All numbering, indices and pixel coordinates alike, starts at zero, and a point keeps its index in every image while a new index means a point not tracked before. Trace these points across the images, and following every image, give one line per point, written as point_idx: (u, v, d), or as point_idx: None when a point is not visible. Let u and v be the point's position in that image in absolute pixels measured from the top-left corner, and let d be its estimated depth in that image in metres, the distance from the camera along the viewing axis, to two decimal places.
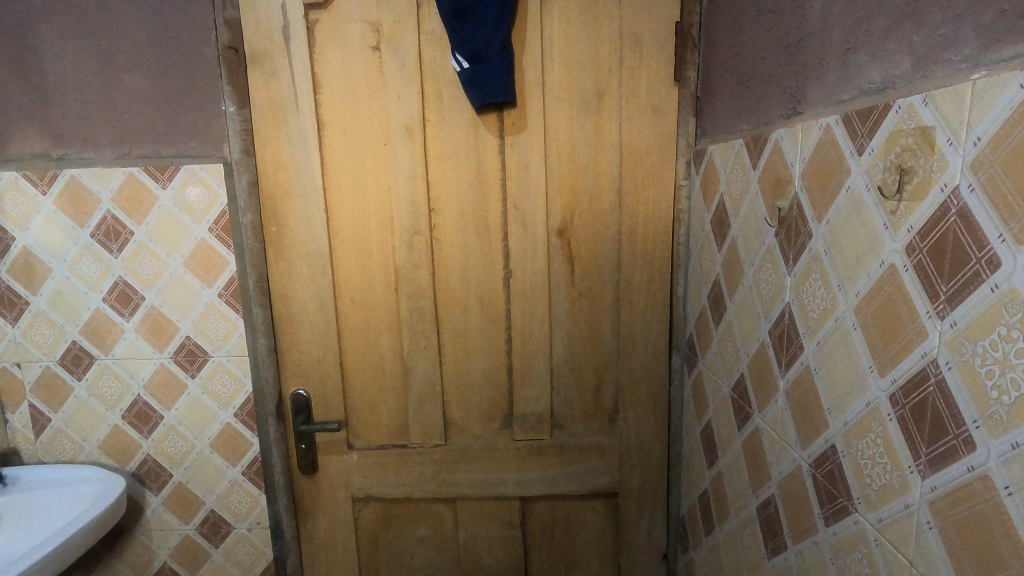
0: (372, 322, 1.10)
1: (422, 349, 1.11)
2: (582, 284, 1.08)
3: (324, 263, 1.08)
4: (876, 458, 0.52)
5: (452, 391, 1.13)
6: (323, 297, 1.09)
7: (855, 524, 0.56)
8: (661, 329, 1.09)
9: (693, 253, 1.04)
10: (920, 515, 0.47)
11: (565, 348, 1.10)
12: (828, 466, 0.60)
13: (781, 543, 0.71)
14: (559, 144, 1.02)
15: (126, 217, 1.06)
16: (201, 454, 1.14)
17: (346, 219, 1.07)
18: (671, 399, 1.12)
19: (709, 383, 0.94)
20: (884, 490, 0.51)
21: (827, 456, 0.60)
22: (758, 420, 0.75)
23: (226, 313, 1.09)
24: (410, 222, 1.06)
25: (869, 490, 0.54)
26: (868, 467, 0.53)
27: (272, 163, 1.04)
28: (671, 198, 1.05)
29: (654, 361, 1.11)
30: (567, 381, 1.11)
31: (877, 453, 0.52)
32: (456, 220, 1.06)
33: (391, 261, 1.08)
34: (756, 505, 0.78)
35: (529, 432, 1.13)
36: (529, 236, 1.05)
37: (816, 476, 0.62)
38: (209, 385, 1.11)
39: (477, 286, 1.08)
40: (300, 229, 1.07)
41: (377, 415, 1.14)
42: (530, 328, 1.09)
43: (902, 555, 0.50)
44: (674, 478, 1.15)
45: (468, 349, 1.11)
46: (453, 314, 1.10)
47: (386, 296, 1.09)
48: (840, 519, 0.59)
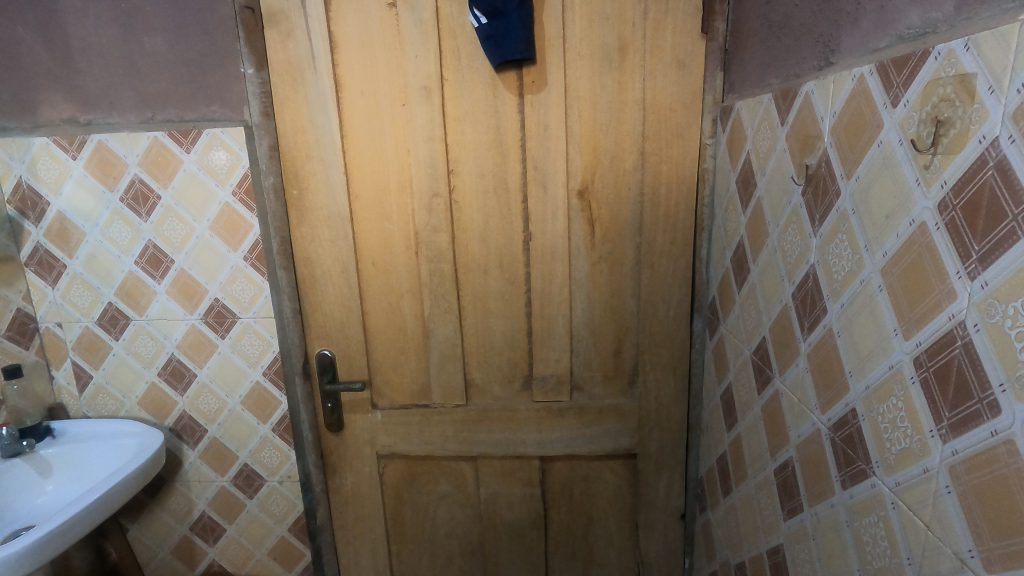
0: (394, 285, 1.12)
1: (443, 312, 1.12)
2: (603, 247, 1.06)
3: (346, 225, 1.09)
4: (897, 422, 0.51)
5: (473, 353, 1.14)
6: (345, 260, 1.11)
7: (872, 487, 0.55)
8: (683, 291, 1.07)
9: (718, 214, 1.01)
10: (939, 479, 0.46)
11: (585, 311, 1.09)
12: (847, 429, 0.59)
13: (797, 505, 0.71)
14: (580, 103, 1.00)
15: (153, 182, 1.08)
16: (233, 412, 1.19)
17: (366, 181, 1.07)
18: (691, 362, 1.11)
19: (731, 347, 0.93)
20: (904, 453, 0.51)
21: (847, 420, 0.59)
22: (779, 384, 0.74)
23: (251, 275, 1.11)
24: (429, 184, 1.05)
25: (887, 454, 0.53)
26: (888, 431, 0.52)
27: (292, 126, 1.05)
28: (696, 156, 1.01)
29: (676, 326, 1.09)
30: (586, 344, 1.11)
31: (898, 417, 0.51)
32: (476, 182, 1.05)
33: (412, 223, 1.08)
34: (773, 468, 0.77)
35: (548, 393, 1.14)
36: (550, 197, 1.04)
37: (835, 440, 0.61)
38: (238, 345, 1.15)
39: (497, 249, 1.08)
40: (321, 191, 1.07)
41: (400, 376, 1.17)
42: (550, 291, 1.08)
43: (919, 519, 0.49)
44: (693, 441, 1.15)
45: (489, 312, 1.11)
46: (473, 276, 1.10)
47: (407, 259, 1.10)
48: (857, 483, 0.58)
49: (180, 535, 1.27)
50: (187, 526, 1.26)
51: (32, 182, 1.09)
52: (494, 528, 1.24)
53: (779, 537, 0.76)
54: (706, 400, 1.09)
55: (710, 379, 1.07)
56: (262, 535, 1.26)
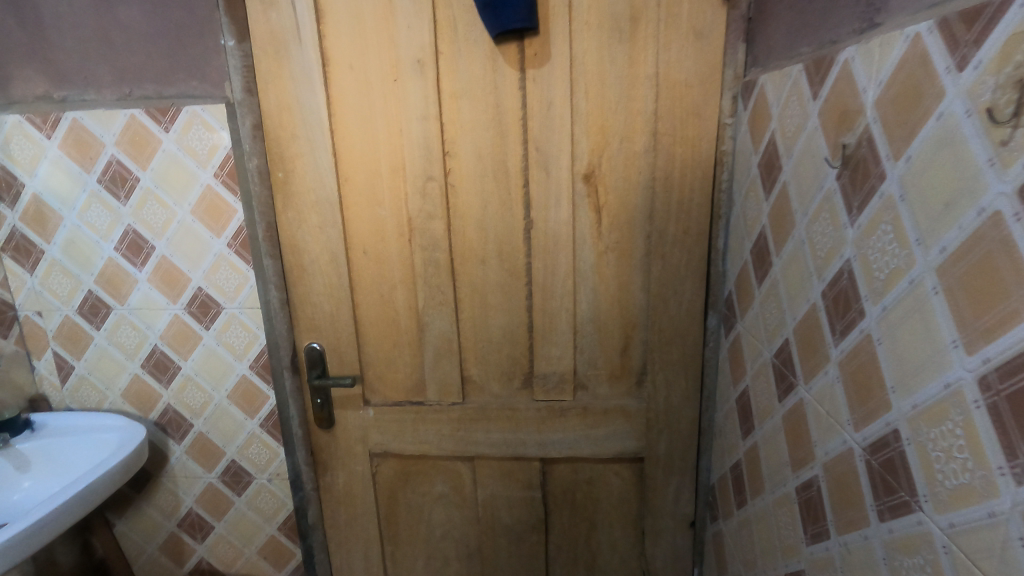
0: (386, 275, 1.05)
1: (438, 304, 1.05)
2: (610, 236, 0.98)
3: (335, 211, 1.02)
4: (952, 452, 0.43)
5: (470, 348, 1.07)
6: (334, 248, 1.04)
7: (919, 524, 0.48)
8: (697, 285, 0.98)
9: (737, 201, 0.91)
10: (1010, 527, 0.38)
11: (589, 305, 1.02)
12: (887, 453, 0.51)
13: (823, 530, 0.63)
14: (586, 78, 0.91)
15: (131, 163, 1.02)
16: (219, 406, 1.14)
17: (355, 164, 0.99)
18: (704, 361, 1.02)
19: (749, 348, 0.85)
20: (961, 490, 0.43)
21: (887, 442, 0.51)
22: (803, 393, 0.67)
23: (235, 263, 1.05)
24: (424, 167, 0.98)
25: (939, 489, 0.45)
26: (940, 462, 0.45)
27: (276, 103, 0.97)
28: (713, 138, 0.92)
29: (688, 323, 1.00)
30: (591, 340, 1.03)
31: (954, 446, 0.43)
32: (474, 165, 0.97)
33: (404, 208, 1.01)
34: (795, 486, 0.70)
35: (550, 392, 1.06)
36: (554, 182, 0.96)
37: (871, 463, 0.53)
38: (223, 337, 1.09)
39: (496, 237, 1.00)
40: (308, 174, 1.00)
41: (393, 372, 1.10)
42: (553, 283, 1.01)
43: (979, 570, 0.41)
44: (705, 446, 1.06)
45: (487, 305, 1.04)
46: (470, 267, 1.02)
47: (400, 248, 1.03)
48: (898, 516, 0.50)
49: (168, 531, 1.23)
50: (175, 522, 1.22)
51: (7, 162, 1.03)
52: (492, 531, 1.17)
53: (800, 562, 0.69)
54: (720, 401, 1.01)
55: (724, 380, 0.98)
56: (252, 533, 1.21)
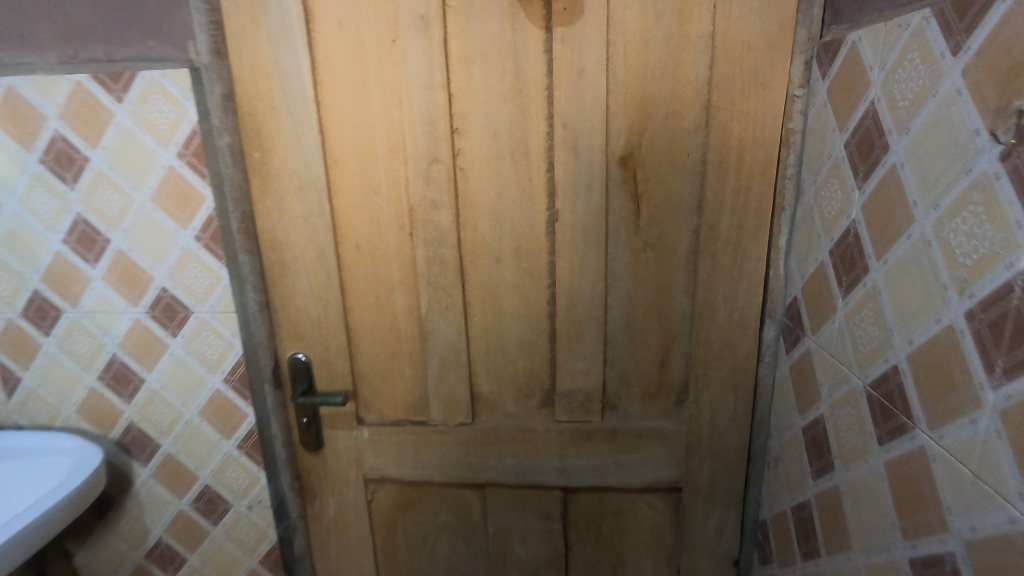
0: (383, 275, 0.89)
1: (444, 310, 0.89)
2: (650, 231, 0.82)
3: (321, 198, 0.86)
4: None
5: (481, 360, 0.92)
6: (321, 242, 0.88)
7: None
8: (752, 285, 0.82)
9: (810, 189, 0.74)
10: None
11: (623, 312, 0.86)
12: None
13: None
14: (626, 39, 0.75)
15: (79, 139, 0.85)
16: (189, 424, 0.98)
17: (346, 142, 0.83)
18: (756, 379, 0.86)
19: (825, 369, 0.70)
20: None
21: None
22: (925, 438, 0.52)
23: (205, 260, 0.89)
24: (428, 146, 0.82)
25: None
26: None
27: (251, 69, 0.81)
28: (778, 113, 0.75)
29: (740, 334, 0.84)
30: (623, 352, 0.88)
31: None
32: (487, 145, 0.81)
33: (404, 196, 0.85)
34: (910, 556, 0.55)
35: (574, 412, 0.91)
36: (584, 165, 0.80)
37: None
38: (193, 346, 0.94)
39: (513, 231, 0.84)
40: (289, 154, 0.84)
41: (391, 386, 0.95)
42: (580, 286, 0.85)
43: None
44: (753, 476, 0.91)
45: (501, 310, 0.88)
46: (481, 265, 0.87)
47: (399, 243, 0.87)
48: None
49: (134, 563, 1.08)
50: (142, 553, 1.07)
51: None
52: (504, 567, 1.03)
53: None
54: (777, 427, 0.84)
55: (783, 402, 0.82)
56: (230, 566, 1.06)
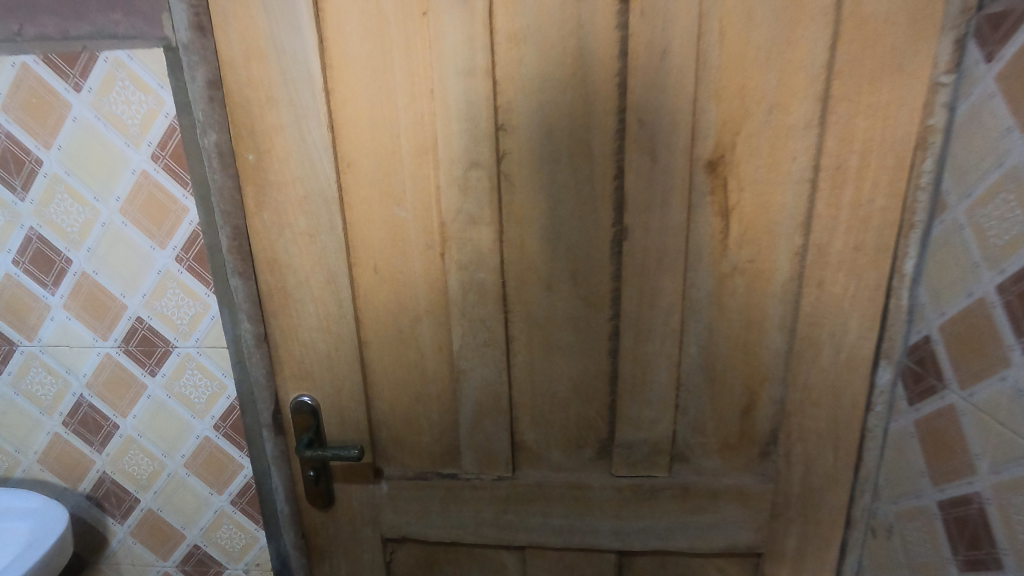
0: (407, 304, 0.73)
1: (482, 346, 0.73)
2: (740, 253, 0.67)
3: (332, 212, 0.69)
4: None
5: (525, 405, 0.76)
6: (331, 264, 0.71)
7: None
8: (865, 322, 0.66)
9: (958, 205, 0.58)
10: None
11: (701, 349, 0.71)
12: None
13: None
14: (725, 11, 0.58)
15: (28, 138, 0.68)
16: (172, 477, 0.82)
17: (363, 142, 0.67)
18: (863, 431, 0.71)
19: (987, 439, 0.56)
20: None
21: None
22: None
23: (188, 286, 0.73)
24: (466, 148, 0.65)
25: None
26: None
27: (243, 48, 0.64)
28: (917, 107, 0.59)
29: (846, 379, 0.69)
30: (699, 397, 0.73)
31: None
32: (540, 146, 0.65)
33: (435, 209, 0.69)
34: None
35: (636, 466, 0.76)
36: (663, 171, 0.64)
37: None
38: (174, 386, 0.78)
39: (570, 253, 0.69)
40: (291, 156, 0.67)
41: (416, 433, 0.80)
42: (652, 319, 0.69)
43: None
44: (851, 543, 0.76)
45: (552, 347, 0.73)
46: (529, 293, 0.71)
47: (428, 266, 0.71)
48: None
49: None
50: None
51: None
52: None
53: None
54: (889, 490, 0.70)
55: (902, 464, 0.68)
56: None
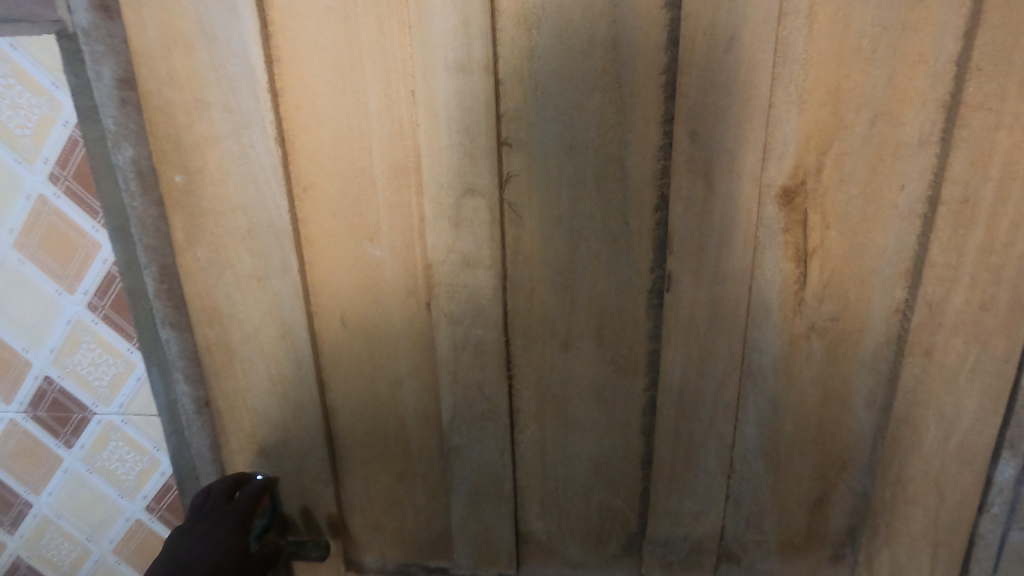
0: (386, 363, 0.57)
1: (481, 418, 0.57)
2: (820, 308, 0.50)
3: (285, 249, 0.53)
4: None
5: (533, 488, 0.60)
6: (286, 315, 0.55)
7: None
8: (985, 401, 0.50)
9: None
10: None
11: (762, 427, 0.55)
12: None
13: None
14: None
15: None
16: (99, 565, 0.68)
17: (325, 159, 0.51)
18: (970, 535, 0.55)
19: None
20: None
21: None
22: None
23: (105, 340, 0.58)
24: (460, 168, 0.49)
25: None
26: None
27: (162, 33, 0.47)
28: None
29: (953, 471, 0.53)
30: (757, 486, 0.57)
31: None
32: (557, 166, 0.49)
33: (420, 247, 0.53)
34: None
35: (673, 567, 0.60)
36: (722, 202, 0.48)
37: None
38: (96, 461, 0.63)
39: (594, 304, 0.53)
40: (230, 177, 0.51)
41: (397, 520, 0.63)
42: (701, 391, 0.53)
43: None
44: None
45: (569, 420, 0.57)
46: (541, 354, 0.55)
47: (411, 317, 0.55)
48: None
49: None
50: None
51: None
52: None
53: None
54: None
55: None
56: None
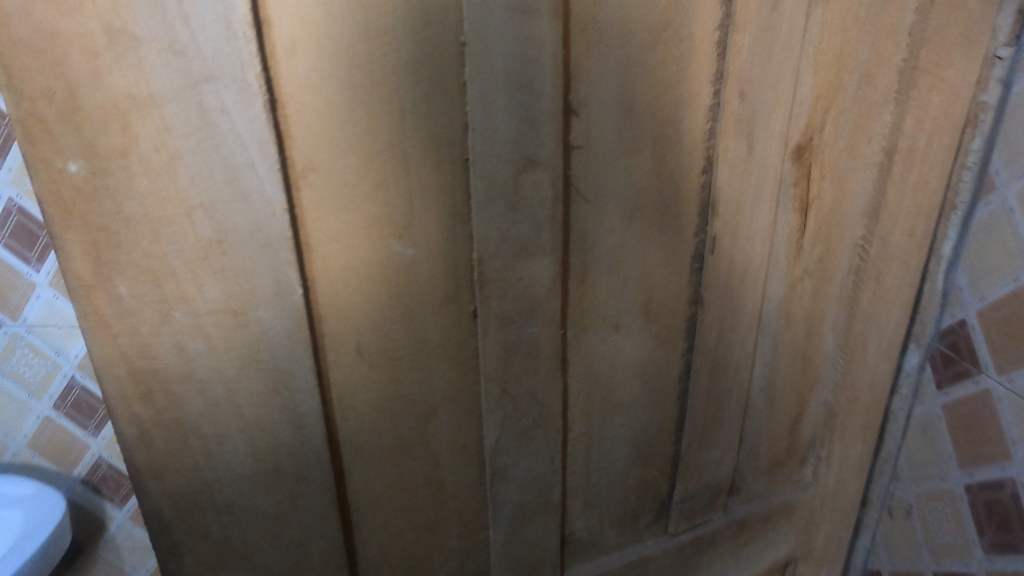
0: (415, 393, 0.45)
1: (530, 428, 0.50)
2: (813, 252, 0.57)
3: (281, 266, 0.36)
4: None
5: (577, 489, 0.55)
6: (279, 360, 0.38)
7: None
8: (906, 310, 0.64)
9: (1007, 186, 0.56)
10: None
11: (767, 369, 0.60)
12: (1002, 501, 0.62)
13: None
14: None
15: None
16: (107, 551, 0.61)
17: (335, 129, 0.36)
18: (886, 413, 0.70)
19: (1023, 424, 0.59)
20: None
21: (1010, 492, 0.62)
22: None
23: (56, 314, 0.53)
24: (519, 135, 0.40)
25: None
26: None
27: None
28: (976, 82, 0.55)
29: (884, 368, 0.66)
30: (760, 420, 0.63)
31: None
32: (616, 131, 0.44)
33: (463, 238, 0.42)
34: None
35: (696, 516, 0.63)
36: (756, 161, 0.49)
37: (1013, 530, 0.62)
38: (102, 469, 0.58)
39: (644, 278, 0.50)
40: (182, 162, 0.32)
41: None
42: (728, 346, 0.56)
43: None
44: (867, 521, 0.76)
45: (613, 405, 0.53)
46: (591, 342, 0.50)
47: (450, 329, 0.44)
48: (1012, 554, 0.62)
49: None
50: None
51: None
52: None
53: None
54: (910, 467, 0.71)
55: (926, 449, 0.69)
56: None
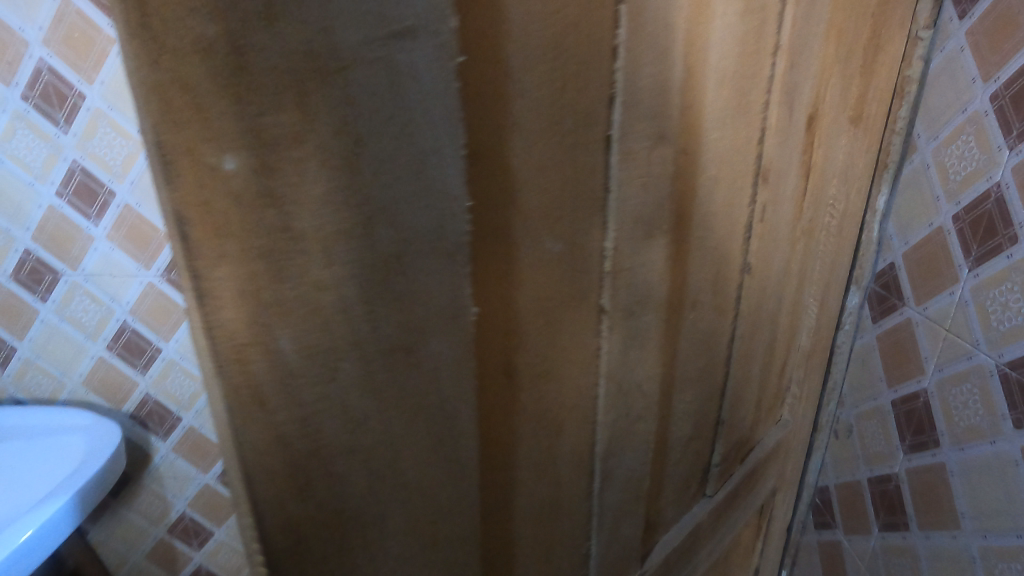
0: (549, 408, 0.39)
1: (634, 422, 0.47)
2: (809, 213, 0.63)
3: (457, 283, 0.28)
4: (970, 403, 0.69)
5: (658, 475, 0.54)
6: (447, 402, 0.30)
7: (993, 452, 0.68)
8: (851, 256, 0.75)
9: (926, 146, 0.69)
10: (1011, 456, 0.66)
11: (777, 323, 0.66)
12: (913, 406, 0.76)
13: (902, 522, 0.81)
14: None
15: None
16: (152, 478, 0.96)
17: (506, 102, 0.28)
18: (834, 347, 0.82)
19: (935, 345, 0.72)
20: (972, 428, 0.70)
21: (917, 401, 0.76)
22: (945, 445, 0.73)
23: (113, 264, 0.80)
24: (654, 107, 0.37)
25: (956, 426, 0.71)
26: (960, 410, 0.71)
27: None
28: (903, 59, 0.66)
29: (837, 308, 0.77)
30: (769, 371, 0.69)
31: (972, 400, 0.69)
32: (714, 101, 0.42)
33: (600, 227, 0.37)
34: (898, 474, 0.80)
35: (727, 472, 0.67)
36: (788, 131, 0.52)
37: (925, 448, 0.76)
38: (148, 406, 0.91)
39: (714, 251, 0.50)
40: (363, 152, 0.23)
41: None
42: (758, 308, 0.60)
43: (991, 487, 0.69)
44: (817, 444, 0.90)
45: (686, 383, 0.53)
46: (678, 323, 0.49)
47: (582, 330, 0.39)
48: (919, 449, 0.77)
49: None
50: None
51: None
52: None
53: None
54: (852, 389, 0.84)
55: (863, 373, 0.82)
56: None
